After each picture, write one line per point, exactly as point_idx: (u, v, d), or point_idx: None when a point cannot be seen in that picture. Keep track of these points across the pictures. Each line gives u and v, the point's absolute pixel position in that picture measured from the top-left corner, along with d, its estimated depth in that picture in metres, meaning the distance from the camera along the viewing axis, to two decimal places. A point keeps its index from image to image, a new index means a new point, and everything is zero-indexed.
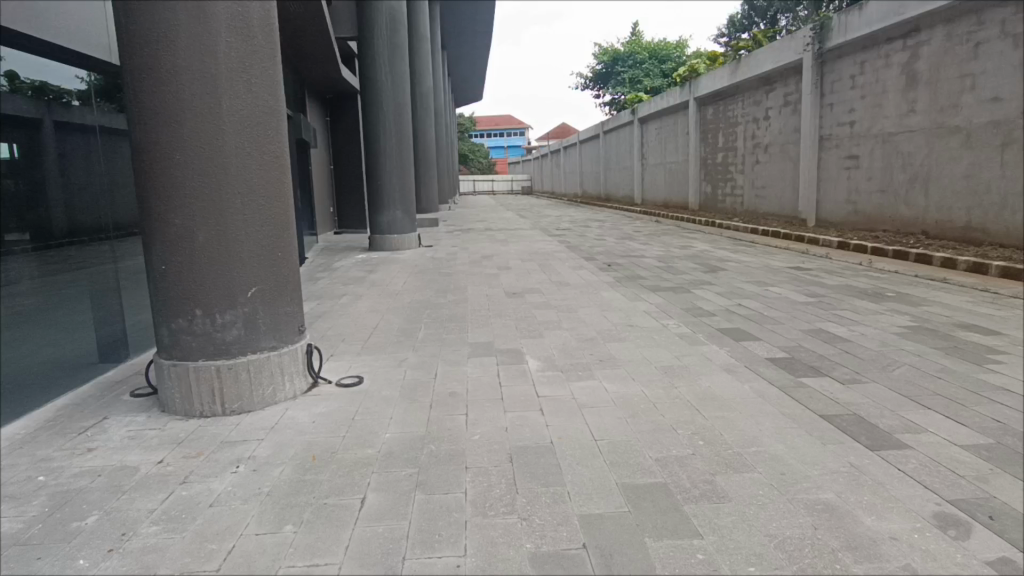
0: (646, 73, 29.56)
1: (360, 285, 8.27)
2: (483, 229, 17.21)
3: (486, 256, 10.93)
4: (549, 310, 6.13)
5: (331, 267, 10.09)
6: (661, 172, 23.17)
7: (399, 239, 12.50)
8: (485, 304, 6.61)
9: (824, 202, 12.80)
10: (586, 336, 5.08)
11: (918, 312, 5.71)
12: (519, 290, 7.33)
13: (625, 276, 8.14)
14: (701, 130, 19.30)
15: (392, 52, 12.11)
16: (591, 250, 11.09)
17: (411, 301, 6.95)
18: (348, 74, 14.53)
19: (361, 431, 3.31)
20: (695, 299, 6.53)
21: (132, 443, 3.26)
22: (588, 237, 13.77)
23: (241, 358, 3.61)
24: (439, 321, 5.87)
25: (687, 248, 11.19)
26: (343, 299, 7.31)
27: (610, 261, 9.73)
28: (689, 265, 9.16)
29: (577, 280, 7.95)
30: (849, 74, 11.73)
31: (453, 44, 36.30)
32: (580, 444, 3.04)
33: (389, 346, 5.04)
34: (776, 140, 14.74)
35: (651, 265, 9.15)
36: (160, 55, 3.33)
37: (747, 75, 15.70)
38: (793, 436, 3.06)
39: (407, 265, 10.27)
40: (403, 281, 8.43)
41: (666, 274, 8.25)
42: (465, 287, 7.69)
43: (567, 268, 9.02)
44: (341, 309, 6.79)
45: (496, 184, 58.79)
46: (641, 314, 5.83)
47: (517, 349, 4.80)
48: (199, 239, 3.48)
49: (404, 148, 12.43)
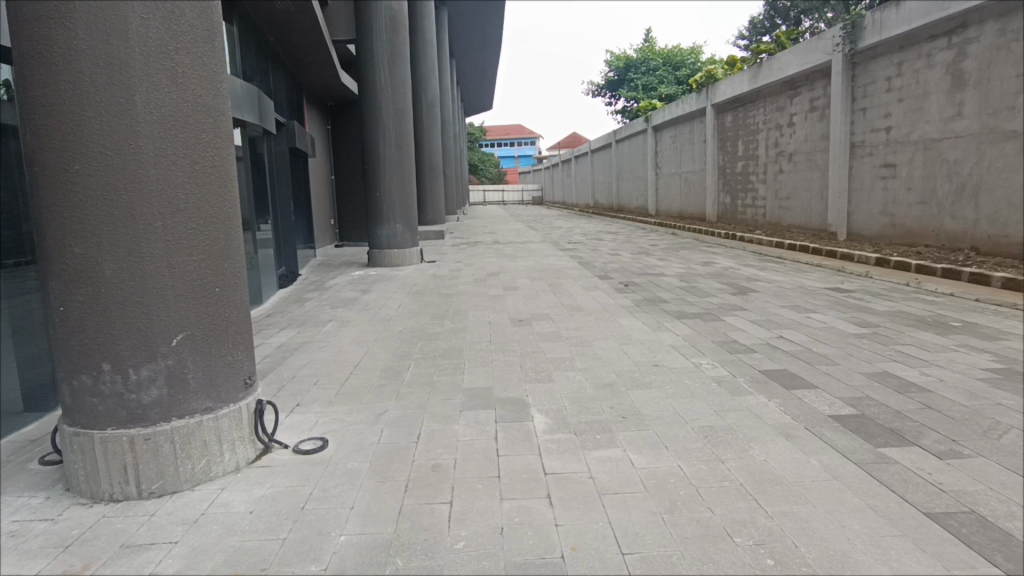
0: (660, 80, 28.80)
1: (351, 308, 7.51)
2: (491, 242, 16.43)
3: (492, 273, 10.13)
4: (560, 343, 5.31)
5: (323, 286, 9.33)
6: (676, 182, 22.29)
7: (399, 254, 11.72)
8: (487, 334, 5.80)
9: (856, 214, 11.89)
10: (603, 380, 4.25)
11: (997, 348, 4.82)
12: (526, 316, 6.51)
13: (645, 299, 7.30)
14: (720, 138, 18.42)
15: (392, 55, 11.42)
16: (606, 268, 10.24)
17: (404, 329, 6.16)
18: (349, 80, 13.89)
19: (310, 530, 2.50)
20: (727, 329, 5.67)
21: (6, 546, 2.48)
22: (602, 252, 12.92)
23: (163, 427, 2.82)
24: (433, 356, 5.07)
25: (709, 265, 10.33)
26: (328, 325, 6.54)
27: (627, 280, 8.87)
28: (715, 285, 8.27)
29: (591, 303, 7.11)
30: (885, 76, 10.87)
31: (462, 52, 35.78)
32: (602, 563, 2.20)
33: (369, 391, 4.24)
34: (801, 148, 13.87)
35: (673, 285, 8.29)
36: (54, 36, 2.57)
37: (770, 79, 14.84)
38: (900, 552, 2.21)
39: (406, 284, 9.49)
40: (398, 304, 7.64)
41: (690, 296, 7.40)
42: (466, 312, 6.90)
43: (580, 289, 8.18)
44: (325, 338, 6.02)
45: (506, 193, 58.11)
46: (667, 350, 5.00)
47: (521, 397, 3.98)
48: (105, 273, 2.69)
49: (406, 157, 11.72)
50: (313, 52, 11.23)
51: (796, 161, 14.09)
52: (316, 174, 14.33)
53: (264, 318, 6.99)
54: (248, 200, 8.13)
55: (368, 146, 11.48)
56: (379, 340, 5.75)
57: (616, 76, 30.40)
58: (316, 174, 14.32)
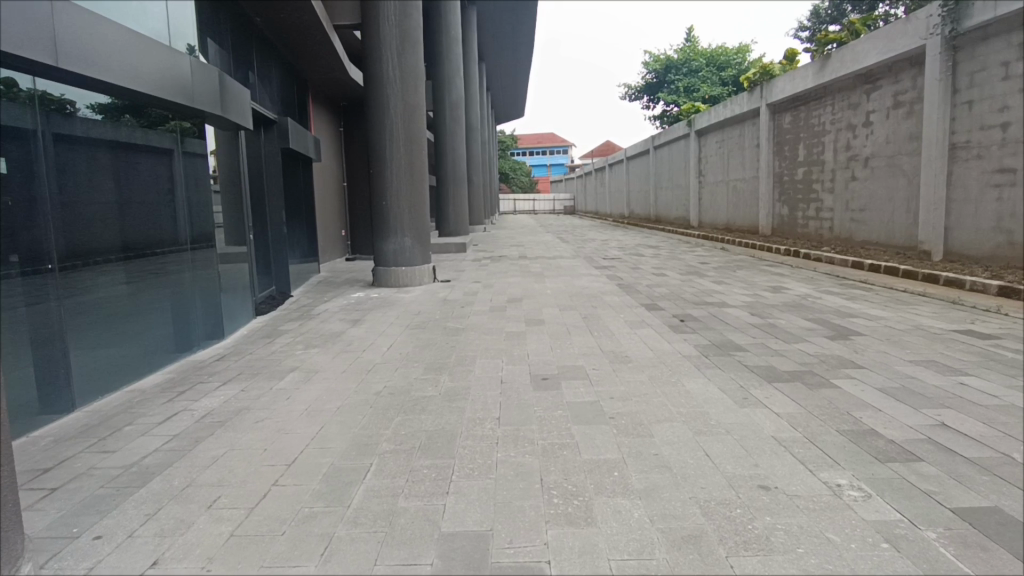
0: (703, 81, 26.70)
1: (332, 347, 5.90)
2: (517, 256, 14.72)
3: (514, 298, 8.43)
4: (602, 426, 3.56)
5: (310, 314, 7.74)
6: (723, 191, 20.27)
7: (407, 271, 10.09)
8: (497, 402, 4.08)
9: (957, 228, 9.81)
10: (683, 524, 2.48)
11: None
12: (553, 371, 4.76)
13: (714, 345, 5.47)
14: (776, 141, 16.40)
15: (403, 43, 9.86)
16: (652, 294, 8.41)
17: (385, 387, 4.48)
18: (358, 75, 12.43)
19: None
20: (851, 407, 3.83)
21: None
22: (644, 272, 11.07)
23: None
24: (410, 447, 3.37)
25: (781, 293, 8.41)
26: (287, 378, 4.89)
27: (681, 313, 7.05)
28: (800, 323, 6.39)
29: (641, 350, 5.32)
30: (1002, 61, 8.88)
31: (492, 56, 34.40)
32: None
33: (285, 532, 2.55)
34: (880, 151, 11.85)
35: (744, 322, 6.45)
36: None
37: (840, 72, 12.85)
38: None
39: (409, 311, 7.86)
40: (389, 343, 5.98)
41: (773, 342, 5.55)
42: (474, 359, 5.20)
43: (623, 326, 6.38)
44: (277, 396, 4.40)
45: (537, 203, 56.47)
46: (772, 450, 3.19)
47: (539, 564, 2.25)
48: None
49: (419, 160, 10.14)
50: (311, 39, 9.78)
51: (875, 167, 12.04)
52: (321, 179, 12.92)
53: (214, 362, 5.42)
54: (211, 210, 6.66)
55: (374, 147, 9.95)
56: (347, 408, 4.09)
57: (654, 79, 28.49)
58: (321, 180, 12.91)
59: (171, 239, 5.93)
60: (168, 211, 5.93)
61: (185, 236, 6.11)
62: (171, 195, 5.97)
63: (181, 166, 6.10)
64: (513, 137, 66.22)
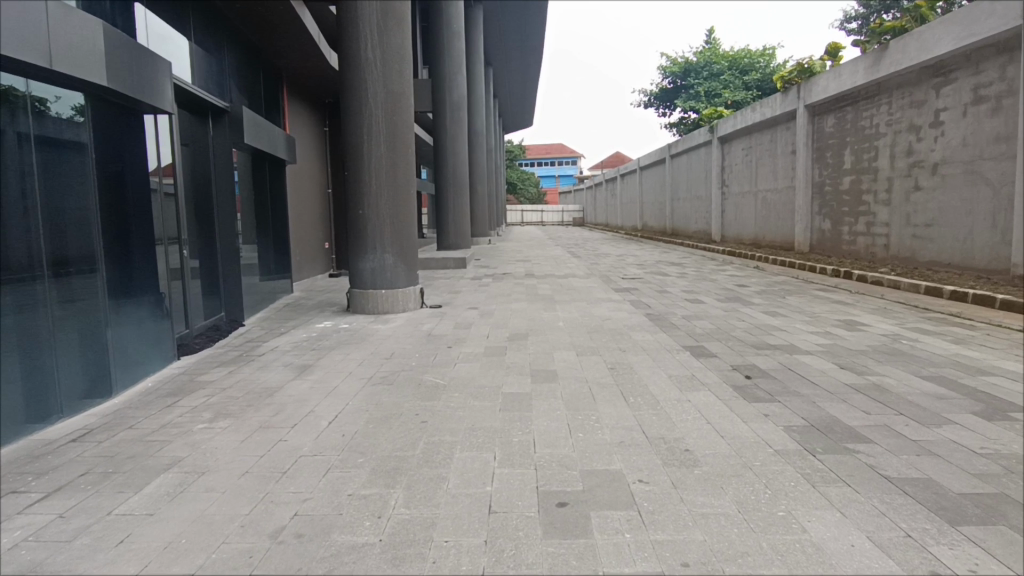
0: (725, 86, 24.89)
1: (259, 414, 4.15)
2: (523, 274, 12.95)
3: (519, 334, 6.65)
4: None
5: (254, 354, 5.99)
6: (751, 203, 18.45)
7: (389, 295, 8.33)
8: (480, 566, 2.28)
9: None
10: None
11: None
12: (577, 482, 2.97)
13: (817, 427, 3.66)
14: (815, 147, 14.63)
15: (386, 19, 8.16)
16: (695, 331, 6.62)
17: (297, 517, 2.69)
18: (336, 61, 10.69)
19: None
20: None
21: None
22: (675, 298, 9.26)
23: None
24: None
25: (860, 331, 6.59)
26: (150, 484, 3.08)
27: (743, 363, 5.24)
28: (917, 384, 4.58)
29: (706, 436, 3.52)
30: None
31: (500, 60, 32.88)
32: None
33: None
34: (955, 156, 10.02)
35: (835, 381, 4.66)
36: None
37: (901, 64, 11.10)
38: None
39: (383, 350, 6.09)
40: (334, 410, 4.19)
41: (901, 424, 3.73)
42: (454, 450, 3.42)
43: (668, 385, 4.59)
44: (110, 535, 2.59)
45: (545, 214, 54.83)
46: None
47: None
48: None
49: (403, 159, 8.38)
50: (278, 14, 8.16)
51: (947, 175, 10.21)
52: (298, 184, 11.27)
53: (63, 447, 3.62)
54: (95, 226, 4.62)
55: (350, 145, 8.24)
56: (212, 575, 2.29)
57: (671, 84, 26.76)
58: (298, 185, 11.26)
59: (8, 263, 3.83)
60: (3, 214, 3.83)
61: (39, 255, 4.08)
62: (14, 190, 3.93)
63: (35, 152, 4.09)
64: (520, 146, 64.68)
